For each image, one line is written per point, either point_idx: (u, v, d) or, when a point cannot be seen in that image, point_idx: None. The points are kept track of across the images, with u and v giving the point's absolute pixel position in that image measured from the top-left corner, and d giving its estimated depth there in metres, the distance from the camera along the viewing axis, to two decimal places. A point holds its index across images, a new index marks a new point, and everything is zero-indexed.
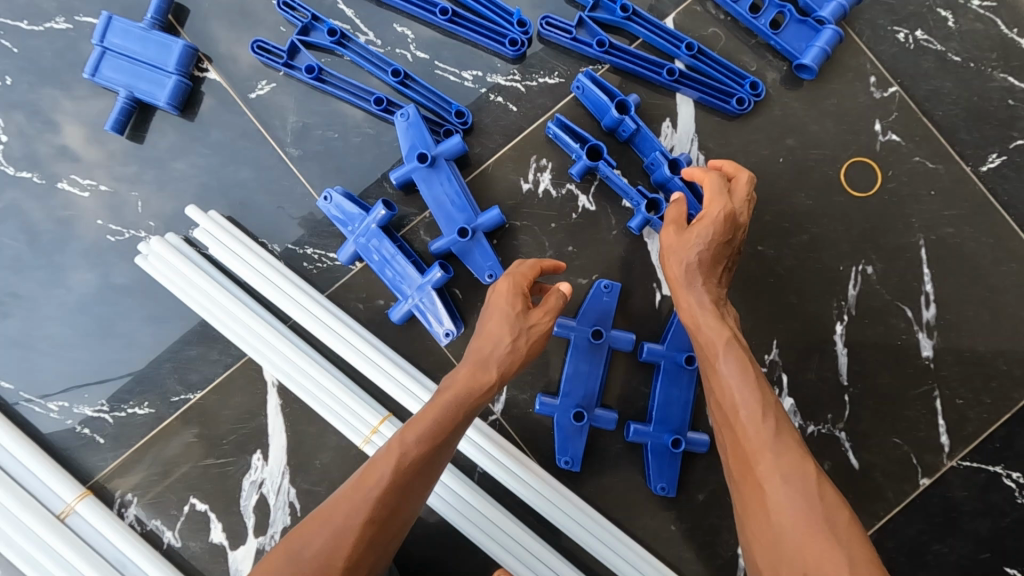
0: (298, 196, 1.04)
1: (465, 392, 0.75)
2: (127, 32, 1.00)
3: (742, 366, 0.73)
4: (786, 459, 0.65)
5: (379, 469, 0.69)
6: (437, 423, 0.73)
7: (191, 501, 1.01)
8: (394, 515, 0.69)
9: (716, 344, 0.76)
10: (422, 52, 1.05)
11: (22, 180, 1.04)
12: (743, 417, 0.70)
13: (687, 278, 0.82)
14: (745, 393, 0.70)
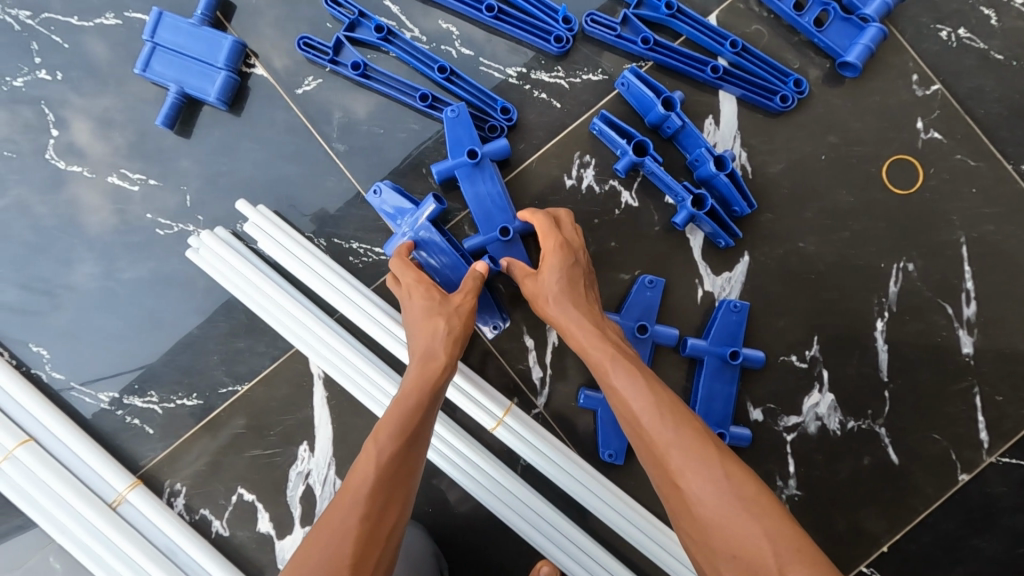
0: (344, 191, 1.05)
1: (416, 388, 0.78)
2: (177, 28, 1.02)
3: (635, 371, 0.74)
4: (688, 446, 0.65)
5: (361, 471, 0.68)
6: (401, 421, 0.74)
7: (238, 491, 1.03)
8: (387, 513, 0.66)
9: (604, 359, 0.77)
10: (467, 48, 1.06)
11: (72, 174, 1.05)
12: (645, 419, 0.69)
13: (559, 307, 0.86)
14: (639, 394, 0.71)
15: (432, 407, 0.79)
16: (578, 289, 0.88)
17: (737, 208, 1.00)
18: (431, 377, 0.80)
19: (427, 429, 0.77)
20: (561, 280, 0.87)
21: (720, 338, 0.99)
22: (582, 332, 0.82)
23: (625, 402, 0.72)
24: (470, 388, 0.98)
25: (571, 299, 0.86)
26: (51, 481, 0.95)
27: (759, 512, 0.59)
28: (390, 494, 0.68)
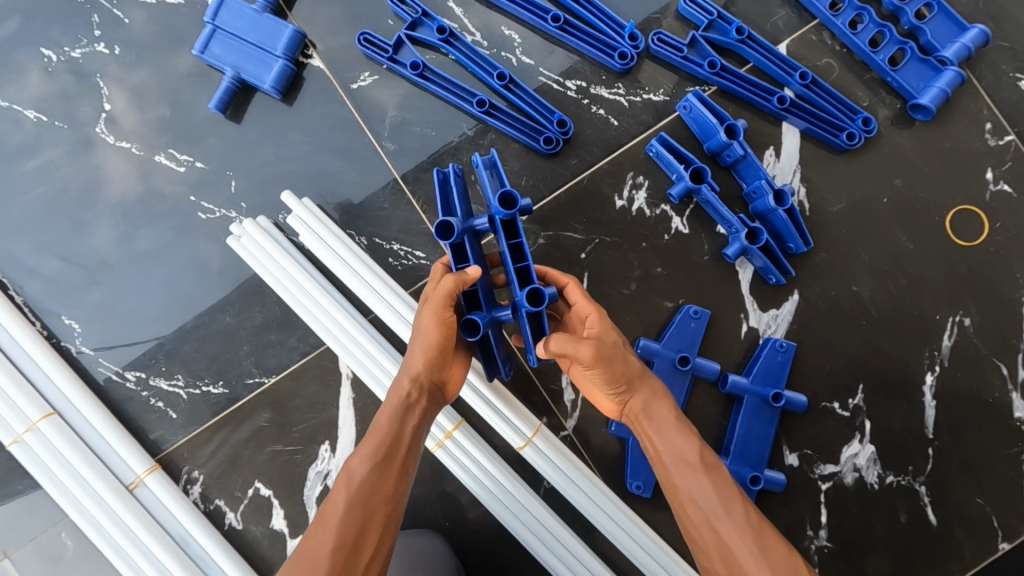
0: (391, 191, 1.04)
1: (392, 412, 0.77)
2: (239, 12, 1.01)
3: (713, 460, 0.75)
4: (770, 552, 0.67)
5: (332, 502, 0.69)
6: (376, 442, 0.74)
7: (256, 485, 1.01)
8: (362, 536, 0.68)
9: (673, 441, 0.77)
10: (528, 57, 1.04)
11: (121, 150, 1.05)
12: (709, 505, 0.71)
13: (623, 368, 0.77)
14: (706, 481, 0.73)
15: (414, 427, 0.78)
16: (626, 356, 0.79)
17: (792, 244, 0.97)
18: (405, 396, 0.78)
19: (409, 448, 0.76)
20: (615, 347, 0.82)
21: (761, 377, 0.96)
22: (643, 406, 0.81)
23: (689, 488, 0.73)
24: (502, 404, 0.95)
25: (622, 362, 0.77)
26: (70, 457, 0.95)
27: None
28: (366, 523, 0.68)
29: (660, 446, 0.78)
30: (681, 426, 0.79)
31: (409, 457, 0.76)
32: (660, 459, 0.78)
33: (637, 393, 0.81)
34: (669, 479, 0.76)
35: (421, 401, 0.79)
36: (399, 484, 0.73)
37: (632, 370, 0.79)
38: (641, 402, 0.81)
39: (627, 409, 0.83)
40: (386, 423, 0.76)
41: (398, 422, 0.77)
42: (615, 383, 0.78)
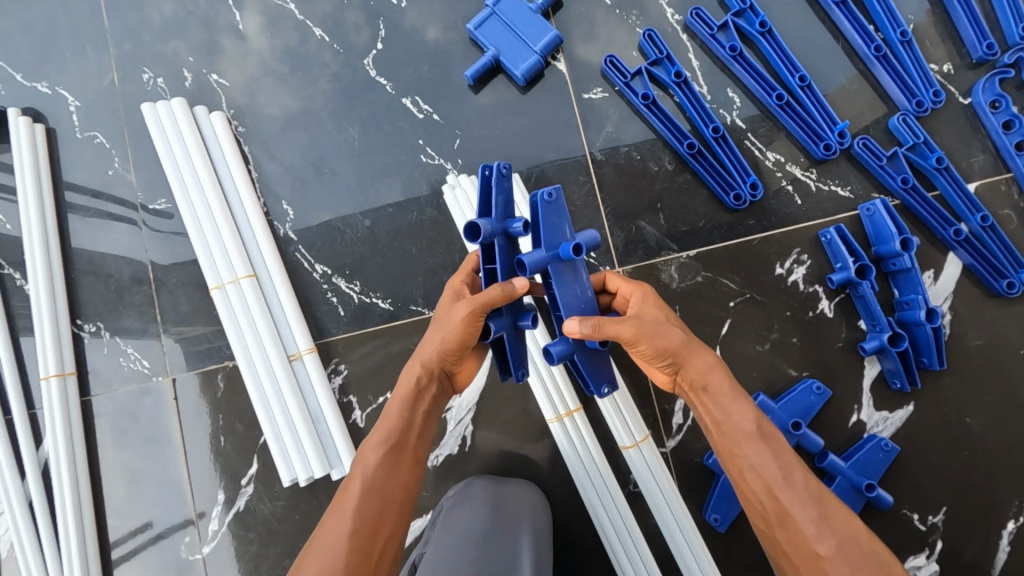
0: (585, 192, 1.17)
1: (403, 400, 0.82)
2: (517, 7, 1.17)
3: (771, 432, 0.72)
4: (832, 522, 0.64)
5: (348, 487, 0.73)
6: (388, 429, 0.79)
7: (387, 396, 1.15)
8: (380, 517, 0.71)
9: (726, 415, 0.75)
10: (742, 121, 1.16)
11: (377, 84, 1.22)
12: (768, 478, 0.69)
13: (665, 335, 0.77)
14: (763, 453, 0.70)
15: (425, 413, 0.84)
16: (657, 327, 0.77)
17: (927, 360, 1.05)
18: (417, 383, 0.84)
19: (419, 433, 0.82)
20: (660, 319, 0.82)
21: (859, 465, 1.04)
22: (698, 377, 0.78)
23: (746, 461, 0.71)
24: (622, 404, 1.07)
25: (651, 341, 0.77)
26: (256, 316, 1.11)
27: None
28: (383, 506, 0.72)
29: (715, 418, 0.76)
30: (733, 397, 0.75)
31: (419, 441, 0.82)
32: (717, 432, 0.76)
33: (685, 364, 0.79)
34: (727, 452, 0.74)
35: (431, 386, 0.85)
36: (413, 467, 0.78)
37: (670, 344, 0.78)
38: (692, 372, 0.79)
39: (681, 381, 0.82)
40: (399, 410, 0.81)
41: (409, 409, 0.82)
42: (654, 358, 0.79)
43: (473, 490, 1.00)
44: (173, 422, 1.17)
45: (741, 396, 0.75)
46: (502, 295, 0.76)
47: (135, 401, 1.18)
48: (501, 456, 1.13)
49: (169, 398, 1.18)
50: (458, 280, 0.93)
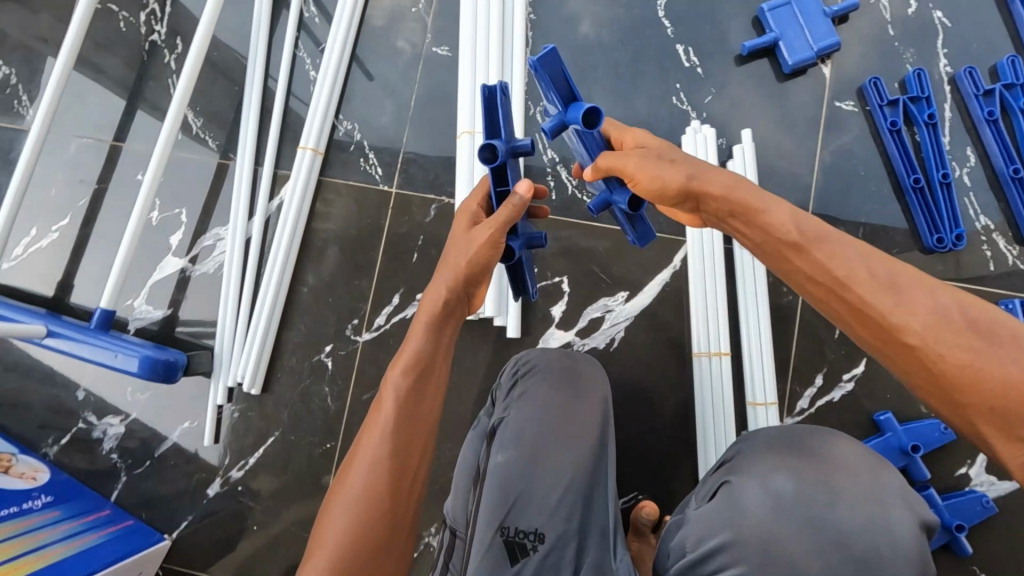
0: (802, 185, 1.28)
1: (424, 325, 0.90)
2: (813, 5, 1.28)
3: (815, 232, 0.76)
4: (906, 298, 0.71)
5: (381, 412, 0.85)
6: (415, 356, 0.89)
7: (561, 278, 1.30)
8: (409, 444, 0.84)
9: (769, 237, 0.79)
10: (968, 179, 1.25)
11: (660, 24, 1.35)
12: (842, 280, 0.74)
13: (667, 174, 0.81)
14: (834, 256, 0.75)
15: (447, 333, 0.92)
16: (654, 166, 0.82)
17: None
18: (439, 308, 0.91)
19: (441, 356, 0.91)
20: (660, 150, 0.84)
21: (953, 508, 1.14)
22: (722, 208, 0.81)
23: (808, 276, 0.77)
24: (766, 368, 1.18)
25: (648, 174, 0.82)
26: (491, 168, 1.27)
27: (999, 343, 0.66)
28: (408, 436, 0.84)
29: (757, 242, 0.81)
30: (763, 212, 0.78)
31: (442, 366, 0.91)
32: (767, 253, 0.80)
33: (701, 197, 0.81)
34: (786, 263, 0.79)
35: (457, 312, 0.94)
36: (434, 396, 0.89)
37: (676, 185, 0.81)
38: (708, 202, 0.82)
39: (703, 210, 0.86)
40: (422, 334, 0.90)
41: (435, 337, 0.90)
42: (667, 197, 0.83)
43: (548, 371, 1.00)
44: (383, 227, 1.36)
45: (774, 205, 0.77)
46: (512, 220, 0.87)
47: (358, 198, 1.37)
48: (637, 367, 1.27)
49: (386, 207, 1.36)
50: (476, 201, 0.98)
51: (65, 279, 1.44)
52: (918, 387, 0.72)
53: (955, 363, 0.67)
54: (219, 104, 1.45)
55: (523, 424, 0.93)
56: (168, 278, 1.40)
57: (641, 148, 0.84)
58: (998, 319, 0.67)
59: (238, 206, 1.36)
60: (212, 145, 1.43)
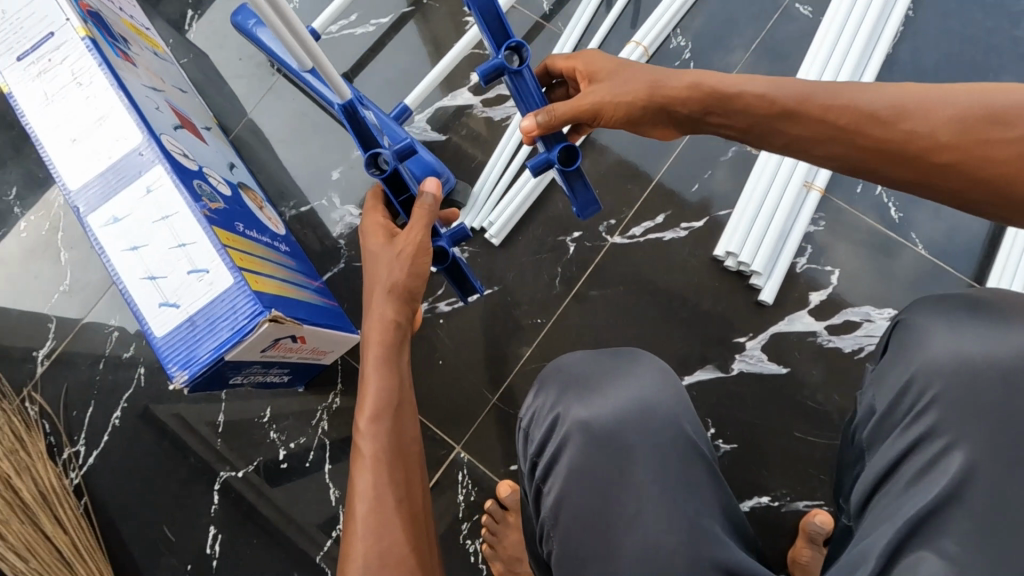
0: None
1: (376, 360, 0.97)
2: None
3: (794, 97, 0.90)
4: (925, 114, 0.80)
5: (364, 458, 0.90)
6: (381, 392, 0.95)
7: (834, 270, 1.25)
8: (404, 466, 0.89)
9: (764, 114, 0.93)
10: None
11: None
12: (849, 125, 0.86)
13: (649, 87, 0.99)
14: (845, 104, 0.86)
15: (400, 347, 1.00)
16: (611, 87, 0.99)
17: None
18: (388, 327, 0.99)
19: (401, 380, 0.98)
20: (608, 70, 1.01)
21: None
22: (698, 107, 0.98)
23: (804, 136, 0.91)
24: None
25: (607, 106, 0.99)
26: None
27: (1018, 125, 0.75)
28: (394, 459, 0.90)
29: (741, 124, 0.96)
30: (734, 94, 0.94)
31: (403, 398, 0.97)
32: (757, 133, 0.95)
33: (672, 105, 0.98)
34: (792, 131, 0.92)
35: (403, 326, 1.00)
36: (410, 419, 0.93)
37: (637, 99, 0.98)
38: (682, 111, 0.99)
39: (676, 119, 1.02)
40: (378, 369, 0.96)
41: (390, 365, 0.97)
42: (635, 112, 1.01)
43: (600, 413, 0.88)
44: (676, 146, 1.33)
45: (742, 85, 0.93)
46: (423, 228, 1.00)
47: None
48: None
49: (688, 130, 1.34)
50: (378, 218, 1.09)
51: (360, 67, 1.49)
52: (956, 194, 0.81)
53: (983, 160, 0.77)
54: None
55: (582, 506, 0.85)
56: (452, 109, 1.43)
57: (592, 85, 1.00)
58: (1016, 104, 0.75)
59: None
60: (544, 7, 1.45)
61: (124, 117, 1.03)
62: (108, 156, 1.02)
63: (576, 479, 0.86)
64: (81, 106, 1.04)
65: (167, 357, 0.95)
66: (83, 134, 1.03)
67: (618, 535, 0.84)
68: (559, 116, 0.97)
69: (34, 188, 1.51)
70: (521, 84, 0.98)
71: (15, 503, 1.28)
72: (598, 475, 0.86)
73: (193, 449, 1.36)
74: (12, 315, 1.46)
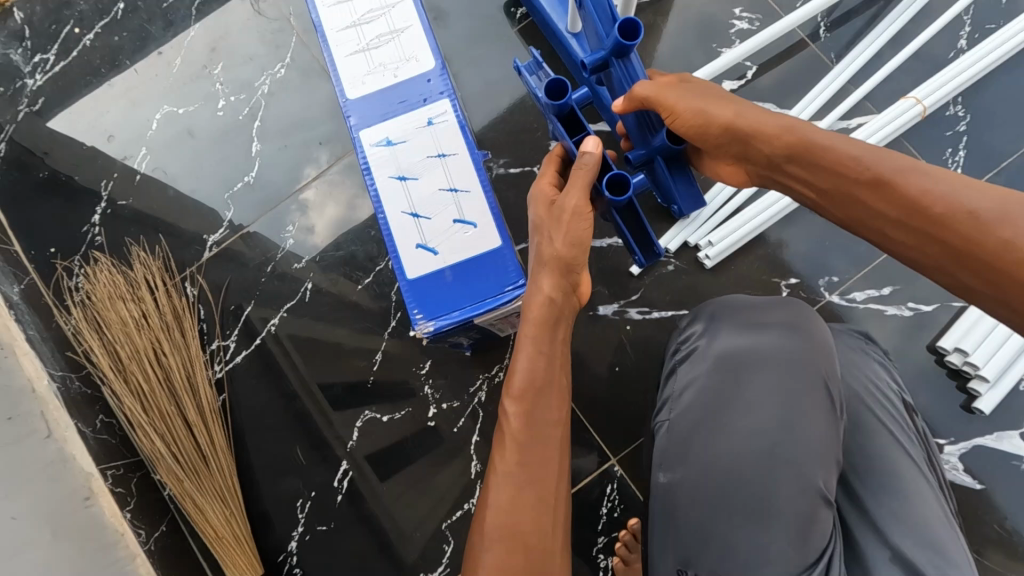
0: None
1: (530, 340, 0.83)
2: None
3: (895, 168, 0.75)
4: (1003, 222, 0.67)
5: (507, 431, 0.78)
6: (534, 364, 0.82)
7: None
8: (544, 452, 0.77)
9: (852, 180, 0.79)
10: None
11: None
12: (923, 200, 0.73)
13: (720, 109, 0.92)
14: (922, 179, 0.73)
15: (563, 332, 0.86)
16: (701, 102, 0.93)
17: None
18: (549, 300, 0.85)
19: (560, 357, 0.84)
20: (707, 92, 0.95)
21: None
22: (784, 148, 0.86)
23: (889, 218, 0.76)
24: None
25: (688, 104, 0.94)
26: None
27: None
28: (540, 441, 0.77)
29: (822, 186, 0.82)
30: (829, 150, 0.81)
31: (562, 377, 0.83)
32: (826, 191, 0.82)
33: (757, 139, 0.88)
34: (880, 202, 0.77)
35: (565, 299, 0.86)
36: (563, 408, 0.80)
37: (720, 116, 0.91)
38: (757, 139, 0.88)
39: (753, 157, 0.91)
40: (535, 347, 0.83)
41: (549, 338, 0.83)
42: (709, 133, 0.93)
43: (747, 343, 1.00)
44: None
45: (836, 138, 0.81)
46: (586, 184, 0.88)
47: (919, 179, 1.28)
48: None
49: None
50: (546, 180, 0.99)
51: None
52: None
53: None
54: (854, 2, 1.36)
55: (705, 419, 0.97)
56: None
57: (683, 86, 0.96)
58: None
59: (804, 105, 1.28)
60: (818, 22, 1.37)
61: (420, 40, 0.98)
62: (393, 75, 0.96)
63: (699, 394, 0.99)
64: (377, 15, 0.99)
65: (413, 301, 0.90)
66: (372, 45, 0.98)
67: (716, 446, 0.95)
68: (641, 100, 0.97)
69: (240, 68, 1.46)
70: (622, 68, 1.02)
71: (163, 380, 1.27)
72: (721, 397, 0.98)
73: (341, 379, 1.33)
74: (191, 191, 1.43)
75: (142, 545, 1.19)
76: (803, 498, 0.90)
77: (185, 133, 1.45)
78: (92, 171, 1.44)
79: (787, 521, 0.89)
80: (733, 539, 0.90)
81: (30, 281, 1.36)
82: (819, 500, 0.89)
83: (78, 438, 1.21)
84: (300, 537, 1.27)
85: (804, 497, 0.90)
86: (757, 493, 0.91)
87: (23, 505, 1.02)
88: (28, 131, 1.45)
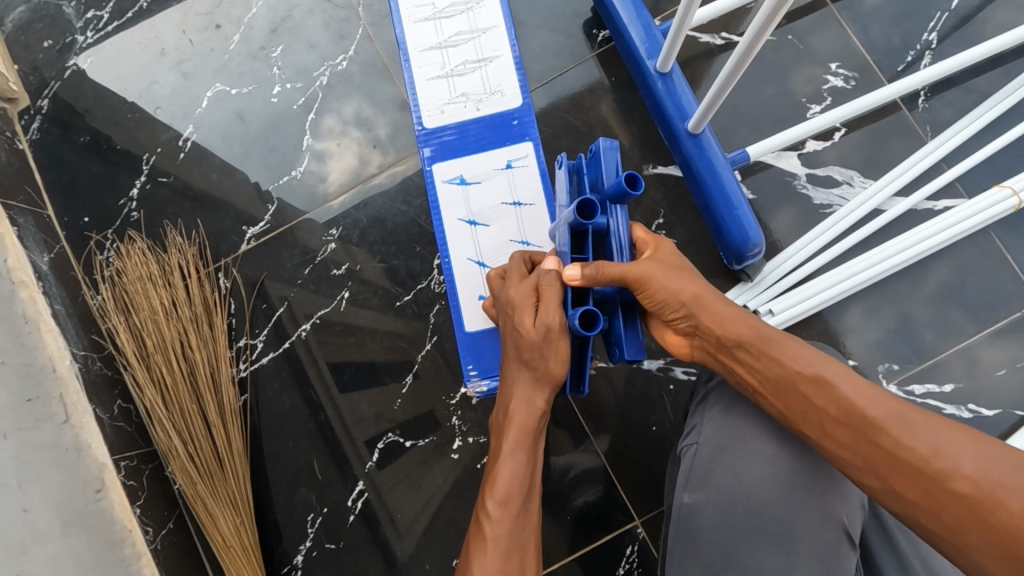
0: None
1: (513, 446, 0.83)
2: None
3: (833, 368, 0.77)
4: (921, 436, 0.69)
5: (485, 538, 0.75)
6: (516, 472, 0.80)
7: None
8: (523, 561, 0.75)
9: (794, 374, 0.78)
10: None
11: None
12: (859, 403, 0.73)
13: (689, 292, 0.87)
14: (853, 384, 0.75)
15: (540, 439, 0.87)
16: (668, 273, 0.87)
17: None
18: (536, 412, 0.86)
19: (536, 464, 0.84)
20: (678, 266, 0.90)
21: None
22: (737, 334, 0.83)
23: (828, 414, 0.75)
24: None
25: (658, 284, 0.86)
26: None
27: None
28: (520, 552, 0.76)
29: (770, 375, 0.80)
30: (779, 343, 0.80)
31: (536, 487, 0.83)
32: (769, 385, 0.80)
33: (711, 319, 0.86)
34: (820, 398, 0.76)
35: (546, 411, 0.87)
36: (536, 521, 0.81)
37: (684, 293, 0.86)
38: (710, 322, 0.86)
39: (701, 334, 0.89)
40: (518, 456, 0.82)
41: (530, 448, 0.84)
42: (669, 305, 0.88)
43: None
44: (990, 324, 1.26)
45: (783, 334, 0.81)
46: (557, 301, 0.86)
47: (993, 271, 1.27)
48: None
49: (1020, 308, 1.26)
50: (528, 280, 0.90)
51: (690, 82, 1.36)
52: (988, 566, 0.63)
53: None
54: (956, 79, 1.32)
55: (733, 455, 0.86)
56: (773, 168, 1.31)
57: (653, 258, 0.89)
58: None
59: (889, 181, 1.19)
60: (919, 96, 1.32)
61: (500, 75, 1.10)
62: (474, 107, 1.09)
63: (725, 416, 0.90)
64: (465, 40, 1.11)
65: (471, 362, 1.05)
66: (457, 71, 1.10)
67: (744, 484, 0.84)
68: (609, 277, 0.86)
69: (300, 54, 1.39)
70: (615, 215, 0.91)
71: (187, 375, 1.22)
72: (747, 421, 0.88)
73: (368, 394, 1.30)
74: (234, 179, 1.37)
75: (149, 543, 1.16)
76: (826, 532, 0.80)
77: (236, 117, 1.39)
78: (134, 142, 1.38)
79: (813, 558, 0.79)
80: (751, 566, 0.80)
81: (60, 250, 1.31)
82: (842, 537, 0.79)
83: (96, 424, 1.18)
84: (307, 552, 1.25)
85: (826, 529, 0.80)
86: (779, 533, 0.81)
87: (37, 497, 0.98)
88: (74, 91, 1.39)
